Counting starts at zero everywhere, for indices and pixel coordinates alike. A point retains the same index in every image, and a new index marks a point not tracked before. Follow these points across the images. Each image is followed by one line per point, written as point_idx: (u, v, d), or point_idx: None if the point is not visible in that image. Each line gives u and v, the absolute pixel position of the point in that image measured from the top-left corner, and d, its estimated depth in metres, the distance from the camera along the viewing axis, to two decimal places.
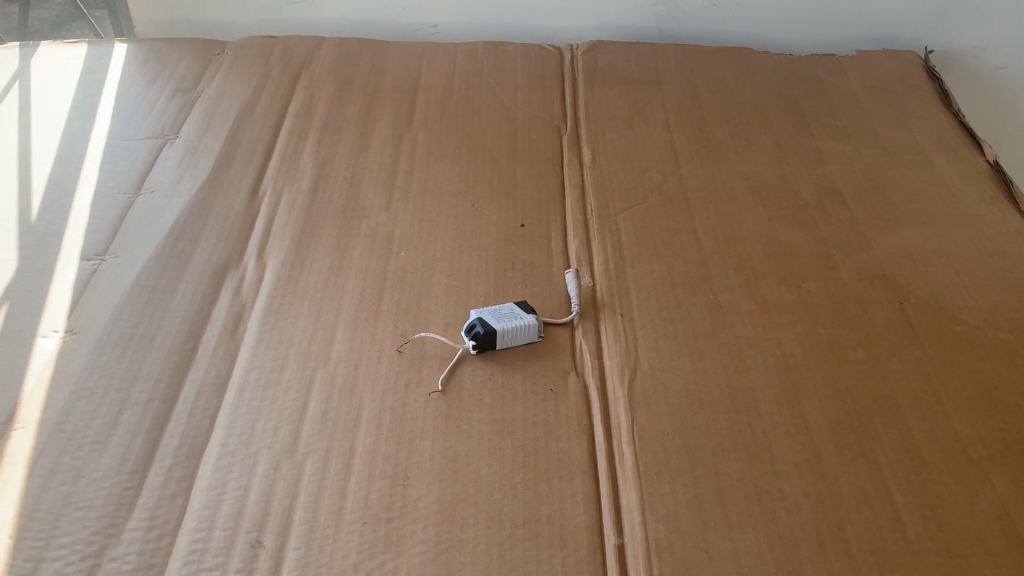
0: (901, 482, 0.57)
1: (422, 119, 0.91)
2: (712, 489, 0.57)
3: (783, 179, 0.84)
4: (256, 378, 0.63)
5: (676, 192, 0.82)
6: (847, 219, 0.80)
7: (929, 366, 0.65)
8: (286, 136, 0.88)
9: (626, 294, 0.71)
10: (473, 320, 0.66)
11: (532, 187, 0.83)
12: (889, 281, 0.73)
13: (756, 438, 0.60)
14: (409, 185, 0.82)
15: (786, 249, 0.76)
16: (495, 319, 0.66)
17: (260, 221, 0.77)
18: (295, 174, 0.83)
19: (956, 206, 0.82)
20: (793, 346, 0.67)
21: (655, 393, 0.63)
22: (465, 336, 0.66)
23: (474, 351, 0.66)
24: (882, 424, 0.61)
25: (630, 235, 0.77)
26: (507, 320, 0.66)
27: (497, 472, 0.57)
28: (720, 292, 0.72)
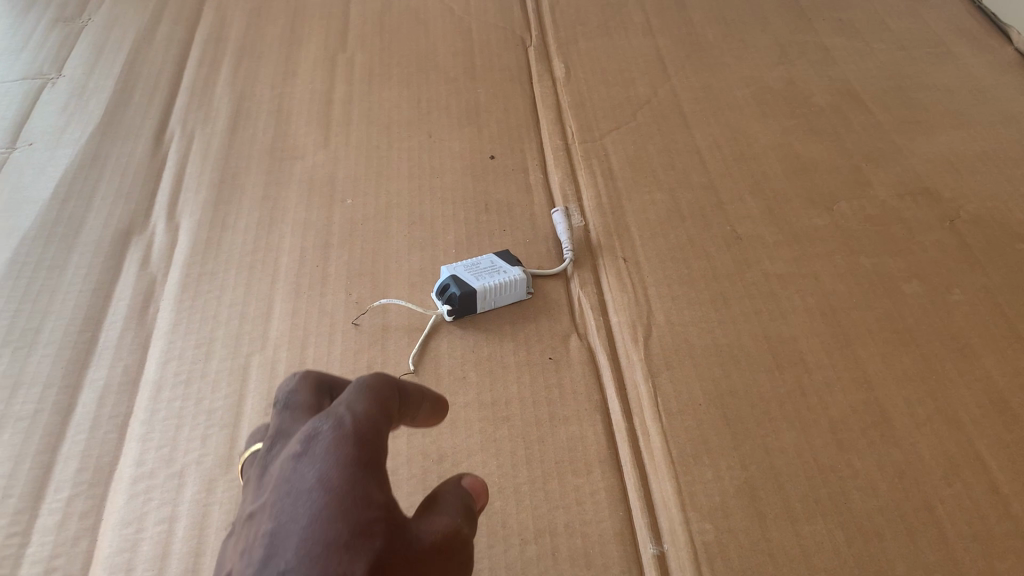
0: (991, 442, 0.47)
1: (359, 38, 0.76)
2: (765, 472, 0.45)
3: (790, 84, 0.72)
4: (175, 373, 0.50)
5: (670, 107, 0.69)
6: (871, 125, 0.68)
7: (998, 295, 0.54)
8: (195, 67, 0.72)
9: (626, 232, 0.59)
10: (446, 279, 0.53)
11: (499, 109, 0.69)
12: (934, 196, 0.61)
13: (808, 400, 0.49)
14: (350, 115, 0.68)
15: (806, 164, 0.64)
16: (473, 275, 0.53)
17: (170, 172, 0.63)
18: (209, 111, 0.68)
19: (992, 102, 0.70)
20: (835, 282, 0.55)
21: (678, 352, 0.51)
22: (438, 299, 0.53)
23: (450, 317, 0.52)
24: (955, 372, 0.50)
25: (623, 159, 0.64)
26: (488, 276, 0.53)
27: (494, 472, 0.45)
28: (738, 222, 0.59)
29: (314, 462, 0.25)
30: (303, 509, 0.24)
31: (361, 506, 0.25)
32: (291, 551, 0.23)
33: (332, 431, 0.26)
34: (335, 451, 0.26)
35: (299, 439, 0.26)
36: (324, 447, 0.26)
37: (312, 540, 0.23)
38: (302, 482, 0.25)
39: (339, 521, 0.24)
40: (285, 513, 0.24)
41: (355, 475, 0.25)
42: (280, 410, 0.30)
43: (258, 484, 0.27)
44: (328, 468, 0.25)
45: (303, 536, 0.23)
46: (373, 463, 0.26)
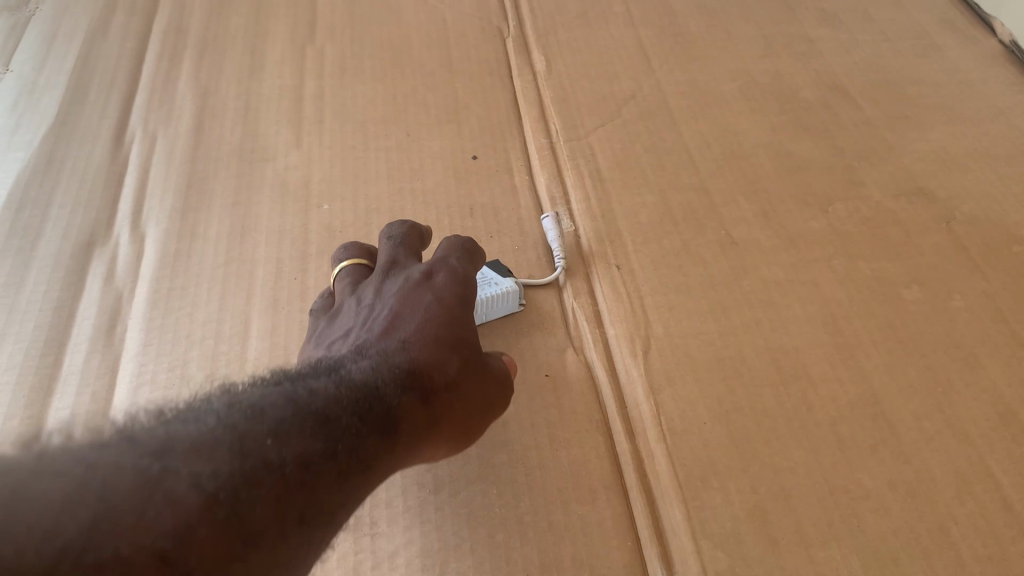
0: (1002, 456, 0.45)
1: (329, 28, 0.72)
2: (775, 495, 0.44)
3: (777, 77, 0.70)
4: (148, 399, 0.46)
5: (655, 102, 0.67)
6: (860, 122, 0.66)
7: (999, 300, 0.53)
8: (154, 61, 0.68)
9: (618, 237, 0.57)
10: None
11: (480, 106, 0.66)
12: (928, 196, 0.60)
13: (815, 416, 0.47)
14: (323, 113, 0.65)
15: (798, 164, 0.62)
16: None
17: (132, 177, 0.59)
18: (171, 109, 0.64)
19: (980, 97, 0.69)
20: (834, 290, 0.54)
21: (679, 367, 0.49)
22: None
23: None
24: (961, 383, 0.49)
25: (610, 158, 0.62)
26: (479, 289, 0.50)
27: (495, 503, 0.43)
28: (732, 226, 0.58)
29: (430, 287, 0.42)
30: (415, 311, 0.40)
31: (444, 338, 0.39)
32: (403, 337, 0.38)
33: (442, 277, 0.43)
34: (450, 285, 0.42)
35: (420, 273, 0.43)
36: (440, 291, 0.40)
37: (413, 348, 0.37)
38: (418, 299, 0.41)
39: (431, 331, 0.39)
40: (403, 304, 0.41)
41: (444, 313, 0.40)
42: (394, 245, 0.46)
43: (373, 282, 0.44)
44: (440, 295, 0.41)
45: (412, 326, 0.39)
46: (455, 310, 0.41)
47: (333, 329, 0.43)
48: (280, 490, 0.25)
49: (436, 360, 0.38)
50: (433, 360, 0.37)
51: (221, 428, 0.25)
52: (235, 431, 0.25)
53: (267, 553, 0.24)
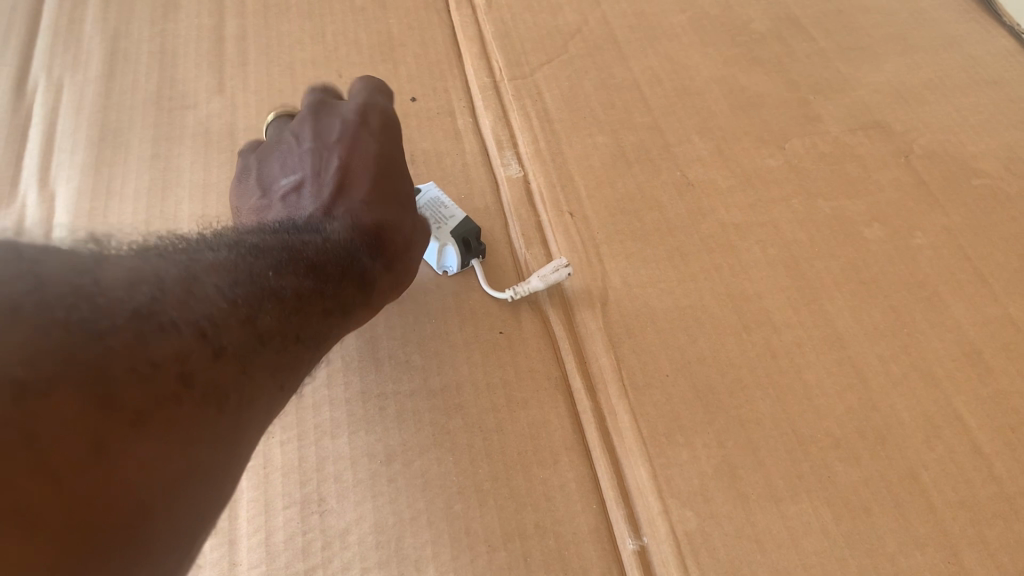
0: (968, 398, 0.44)
1: None
2: (743, 447, 0.42)
3: (727, 7, 0.67)
4: None
5: (602, 36, 0.64)
6: (814, 53, 0.64)
7: (960, 237, 0.52)
8: (56, 0, 0.62)
9: (569, 182, 0.54)
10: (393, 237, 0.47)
11: (416, 43, 0.62)
12: (885, 129, 0.58)
13: (780, 363, 0.45)
14: (246, 54, 0.60)
15: (752, 99, 0.60)
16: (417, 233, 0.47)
17: (37, 130, 0.54)
18: (77, 53, 0.59)
19: (933, 25, 0.67)
20: (794, 230, 0.52)
21: (639, 319, 0.47)
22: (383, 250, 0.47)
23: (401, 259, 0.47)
24: (925, 323, 0.47)
25: (557, 97, 0.59)
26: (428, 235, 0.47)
27: (451, 470, 0.41)
28: (688, 166, 0.55)
29: (371, 132, 0.47)
30: (365, 165, 0.45)
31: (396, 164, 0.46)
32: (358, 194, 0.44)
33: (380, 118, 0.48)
34: (387, 131, 0.47)
35: (355, 115, 0.47)
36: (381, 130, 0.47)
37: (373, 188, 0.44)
38: (363, 152, 0.46)
39: (382, 185, 0.45)
40: (353, 159, 0.45)
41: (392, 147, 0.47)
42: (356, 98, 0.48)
43: (310, 131, 0.48)
44: (383, 145, 0.46)
45: (366, 184, 0.45)
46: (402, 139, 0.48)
47: (290, 167, 0.46)
48: (275, 309, 0.33)
49: (394, 212, 0.44)
50: (386, 220, 0.43)
51: (221, 263, 0.31)
52: (233, 266, 0.32)
53: (275, 347, 0.32)
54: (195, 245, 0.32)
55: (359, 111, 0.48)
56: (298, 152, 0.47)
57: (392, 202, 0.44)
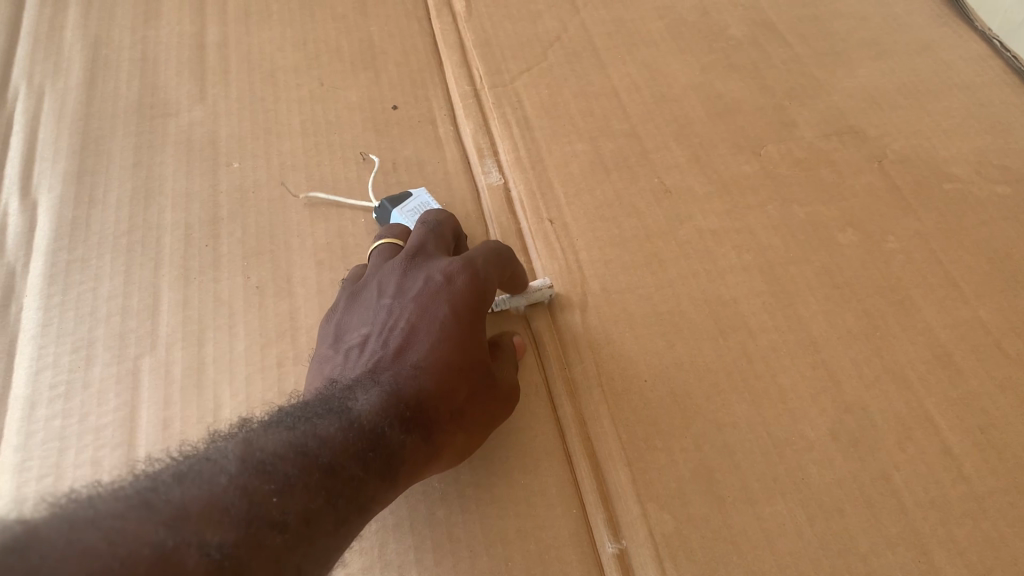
0: (939, 400, 0.45)
1: None
2: (720, 451, 0.43)
3: (704, 14, 0.68)
4: (51, 385, 0.43)
5: (581, 43, 0.64)
6: (790, 59, 0.65)
7: (931, 241, 0.53)
8: (36, 8, 0.62)
9: (549, 190, 0.55)
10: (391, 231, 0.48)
11: (397, 50, 0.63)
12: (859, 135, 0.59)
13: (755, 367, 0.46)
14: (228, 62, 0.60)
15: (729, 105, 0.61)
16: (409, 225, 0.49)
17: (18, 139, 0.54)
18: (58, 61, 0.59)
19: (906, 31, 0.68)
20: (770, 236, 0.53)
21: (618, 325, 0.48)
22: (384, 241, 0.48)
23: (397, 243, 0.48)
24: (898, 327, 0.48)
25: (537, 104, 0.60)
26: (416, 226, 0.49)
27: (434, 476, 0.42)
28: (666, 173, 0.56)
29: (447, 296, 0.40)
30: (433, 323, 0.39)
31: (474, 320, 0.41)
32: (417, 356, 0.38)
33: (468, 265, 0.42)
34: (466, 294, 0.41)
35: (440, 277, 0.41)
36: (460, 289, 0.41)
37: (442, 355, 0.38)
38: (434, 313, 0.40)
39: (446, 350, 0.39)
40: (418, 320, 0.40)
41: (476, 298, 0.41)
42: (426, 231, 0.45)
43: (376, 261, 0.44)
44: (453, 312, 0.40)
45: (430, 345, 0.39)
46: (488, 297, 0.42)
47: (350, 318, 0.42)
48: (289, 534, 0.27)
49: (454, 381, 0.38)
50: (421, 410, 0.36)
51: (245, 449, 0.29)
52: (256, 455, 0.29)
53: None
54: (205, 462, 0.27)
55: (437, 268, 0.42)
56: (371, 304, 0.42)
57: (457, 373, 0.39)
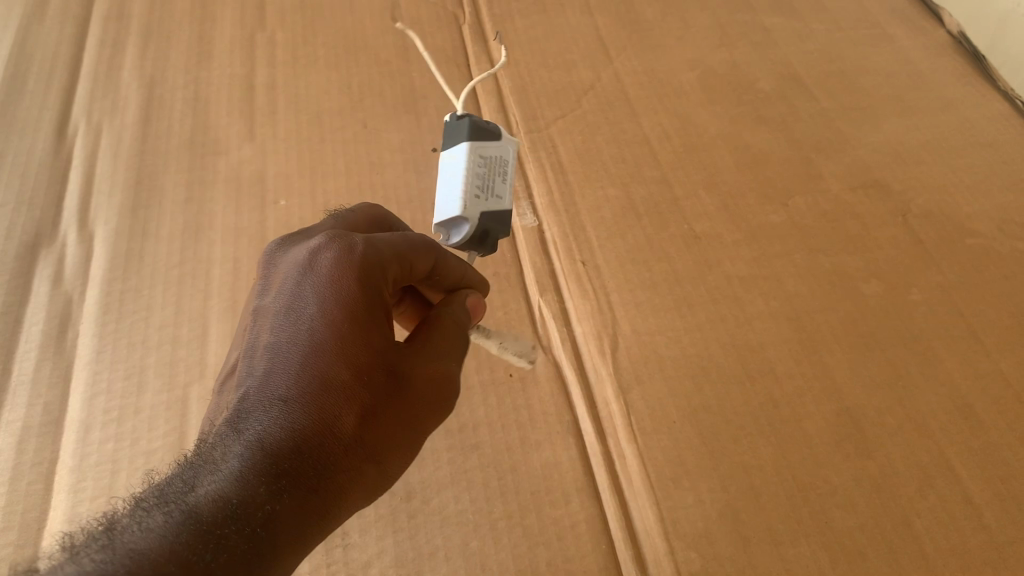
0: (960, 449, 0.46)
1: (278, 12, 0.70)
2: (746, 493, 0.44)
3: (733, 67, 0.70)
4: (104, 410, 0.45)
5: (615, 93, 0.67)
6: (817, 112, 0.67)
7: (954, 294, 0.54)
8: (96, 49, 0.65)
9: (581, 233, 0.56)
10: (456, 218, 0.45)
11: (437, 95, 0.65)
12: (884, 189, 0.61)
13: (781, 413, 0.48)
14: (276, 103, 0.63)
15: (756, 157, 0.63)
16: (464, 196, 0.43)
17: (76, 172, 0.57)
18: (115, 100, 0.62)
19: (930, 88, 0.70)
20: (796, 284, 0.54)
21: (648, 366, 0.49)
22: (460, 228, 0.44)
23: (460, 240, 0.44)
24: (920, 377, 0.50)
25: (571, 151, 0.62)
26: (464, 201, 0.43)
27: (468, 508, 0.43)
28: (695, 220, 0.58)
29: (314, 289, 0.36)
30: (299, 339, 0.34)
31: (363, 321, 0.35)
32: (284, 386, 0.33)
33: (339, 255, 0.37)
34: (336, 281, 0.36)
35: (302, 272, 0.36)
36: (327, 275, 0.36)
37: (319, 377, 0.33)
38: (302, 317, 0.35)
39: (318, 364, 0.34)
40: (284, 334, 0.35)
41: (360, 289, 0.36)
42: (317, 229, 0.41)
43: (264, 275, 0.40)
44: (324, 308, 0.35)
45: (297, 363, 0.34)
46: (379, 286, 0.37)
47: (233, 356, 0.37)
48: None
49: (345, 399, 0.33)
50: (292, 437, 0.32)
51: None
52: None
53: None
54: None
55: (303, 258, 0.37)
56: (249, 327, 0.37)
57: (345, 391, 0.34)
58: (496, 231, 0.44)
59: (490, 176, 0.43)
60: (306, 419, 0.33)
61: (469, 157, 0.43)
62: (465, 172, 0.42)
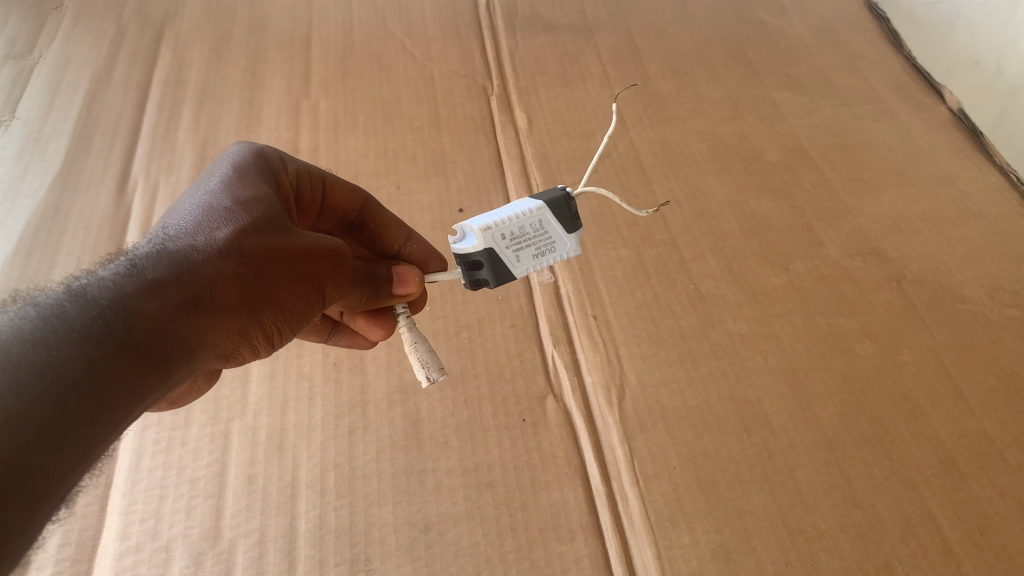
0: (943, 501, 0.50)
1: (321, 82, 0.76)
2: (738, 535, 0.48)
3: (743, 139, 0.75)
4: (154, 440, 0.50)
5: (630, 161, 0.72)
6: (820, 183, 0.71)
7: (943, 356, 0.58)
8: (155, 113, 0.72)
9: (594, 290, 0.61)
10: (478, 255, 0.43)
11: (465, 160, 0.70)
12: (881, 256, 0.65)
13: (775, 462, 0.51)
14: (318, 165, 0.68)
15: (761, 224, 0.67)
16: (504, 222, 0.43)
17: (136, 224, 0.63)
18: (171, 160, 0.68)
19: (930, 162, 0.74)
20: (794, 343, 0.58)
21: (651, 416, 0.53)
22: (486, 267, 0.44)
23: (470, 258, 0.43)
24: (908, 431, 0.53)
25: (587, 214, 0.66)
26: (499, 224, 0.43)
27: (481, 541, 0.47)
28: (701, 280, 0.62)
29: (203, 177, 0.41)
30: (188, 199, 0.39)
31: (243, 183, 0.40)
32: (177, 221, 0.37)
33: (222, 160, 0.43)
34: (219, 170, 0.41)
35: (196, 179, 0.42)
36: (216, 167, 0.42)
37: (201, 209, 0.37)
38: (191, 192, 0.40)
39: (203, 203, 0.38)
40: (179, 204, 0.39)
41: (238, 171, 0.42)
42: None
43: None
44: (209, 181, 0.40)
45: (186, 208, 0.38)
46: (260, 172, 0.43)
47: None
48: None
49: (233, 216, 0.37)
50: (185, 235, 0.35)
51: None
52: None
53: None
54: None
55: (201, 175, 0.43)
56: None
57: (229, 212, 0.37)
58: (490, 276, 0.44)
59: (528, 240, 0.44)
60: (172, 237, 0.35)
61: (528, 213, 0.44)
62: (509, 216, 0.43)
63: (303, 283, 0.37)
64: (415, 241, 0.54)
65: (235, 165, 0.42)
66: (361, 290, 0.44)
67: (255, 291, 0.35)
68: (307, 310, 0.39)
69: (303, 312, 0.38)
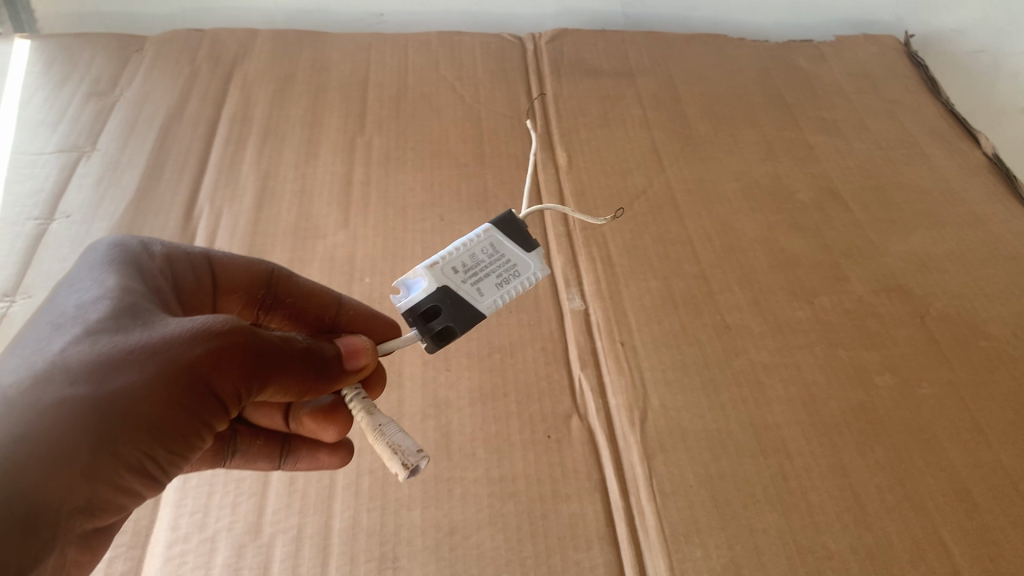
0: (954, 528, 0.51)
1: (375, 121, 0.81)
2: (749, 552, 0.50)
3: (776, 180, 0.78)
4: None
5: (664, 199, 0.75)
6: (849, 222, 0.73)
7: (962, 390, 0.59)
8: (222, 147, 0.78)
9: (624, 319, 0.64)
10: (433, 296, 0.47)
11: (506, 195, 0.74)
12: (906, 293, 0.67)
13: (789, 485, 0.53)
14: (368, 198, 0.73)
15: (789, 260, 0.69)
16: (448, 260, 0.48)
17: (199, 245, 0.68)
18: (234, 190, 0.73)
19: (962, 204, 0.76)
20: (815, 372, 0.60)
21: (672, 437, 0.56)
22: (445, 311, 0.46)
23: (427, 303, 0.47)
24: (923, 461, 0.55)
25: (620, 248, 0.70)
26: (444, 263, 0.48)
27: (502, 546, 0.50)
28: (728, 311, 0.65)
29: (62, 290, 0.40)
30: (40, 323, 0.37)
31: (93, 291, 0.38)
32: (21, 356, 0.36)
33: (83, 265, 0.41)
34: (76, 279, 0.40)
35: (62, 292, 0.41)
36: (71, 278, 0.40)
37: (40, 337, 0.36)
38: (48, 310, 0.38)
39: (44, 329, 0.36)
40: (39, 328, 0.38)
41: (94, 277, 0.39)
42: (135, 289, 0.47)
43: None
44: (62, 297, 0.38)
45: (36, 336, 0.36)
46: (119, 270, 0.40)
47: None
48: None
49: (66, 341, 0.35)
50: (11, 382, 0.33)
51: None
52: None
53: None
54: None
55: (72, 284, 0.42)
56: None
57: (64, 336, 0.35)
58: (452, 316, 0.46)
59: (483, 271, 0.49)
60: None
61: (469, 251, 0.49)
62: (450, 255, 0.49)
63: (167, 386, 0.35)
64: (349, 304, 0.54)
65: (92, 271, 0.40)
66: (298, 363, 0.41)
67: (87, 427, 0.33)
68: (192, 413, 0.37)
69: (184, 414, 0.36)
